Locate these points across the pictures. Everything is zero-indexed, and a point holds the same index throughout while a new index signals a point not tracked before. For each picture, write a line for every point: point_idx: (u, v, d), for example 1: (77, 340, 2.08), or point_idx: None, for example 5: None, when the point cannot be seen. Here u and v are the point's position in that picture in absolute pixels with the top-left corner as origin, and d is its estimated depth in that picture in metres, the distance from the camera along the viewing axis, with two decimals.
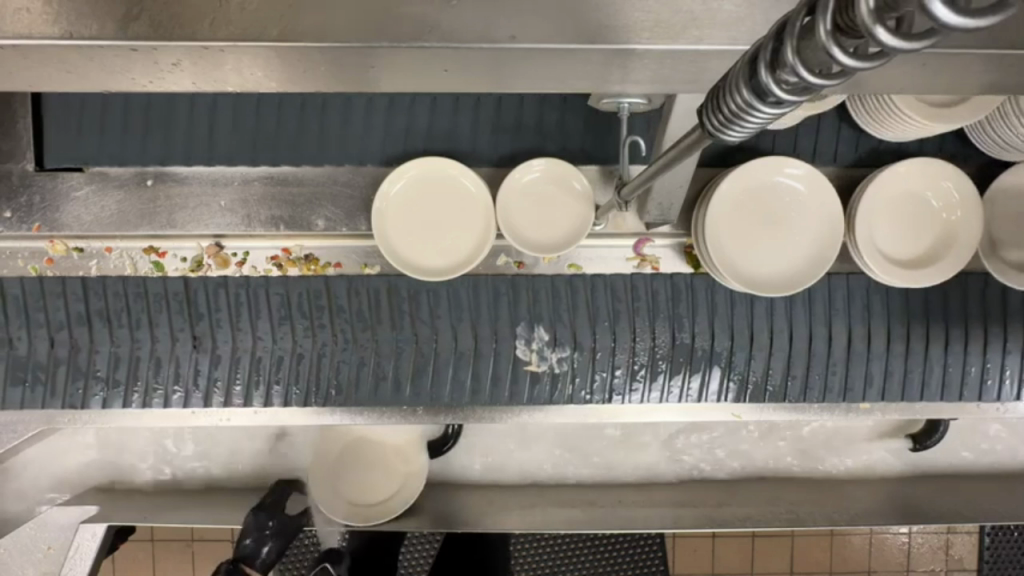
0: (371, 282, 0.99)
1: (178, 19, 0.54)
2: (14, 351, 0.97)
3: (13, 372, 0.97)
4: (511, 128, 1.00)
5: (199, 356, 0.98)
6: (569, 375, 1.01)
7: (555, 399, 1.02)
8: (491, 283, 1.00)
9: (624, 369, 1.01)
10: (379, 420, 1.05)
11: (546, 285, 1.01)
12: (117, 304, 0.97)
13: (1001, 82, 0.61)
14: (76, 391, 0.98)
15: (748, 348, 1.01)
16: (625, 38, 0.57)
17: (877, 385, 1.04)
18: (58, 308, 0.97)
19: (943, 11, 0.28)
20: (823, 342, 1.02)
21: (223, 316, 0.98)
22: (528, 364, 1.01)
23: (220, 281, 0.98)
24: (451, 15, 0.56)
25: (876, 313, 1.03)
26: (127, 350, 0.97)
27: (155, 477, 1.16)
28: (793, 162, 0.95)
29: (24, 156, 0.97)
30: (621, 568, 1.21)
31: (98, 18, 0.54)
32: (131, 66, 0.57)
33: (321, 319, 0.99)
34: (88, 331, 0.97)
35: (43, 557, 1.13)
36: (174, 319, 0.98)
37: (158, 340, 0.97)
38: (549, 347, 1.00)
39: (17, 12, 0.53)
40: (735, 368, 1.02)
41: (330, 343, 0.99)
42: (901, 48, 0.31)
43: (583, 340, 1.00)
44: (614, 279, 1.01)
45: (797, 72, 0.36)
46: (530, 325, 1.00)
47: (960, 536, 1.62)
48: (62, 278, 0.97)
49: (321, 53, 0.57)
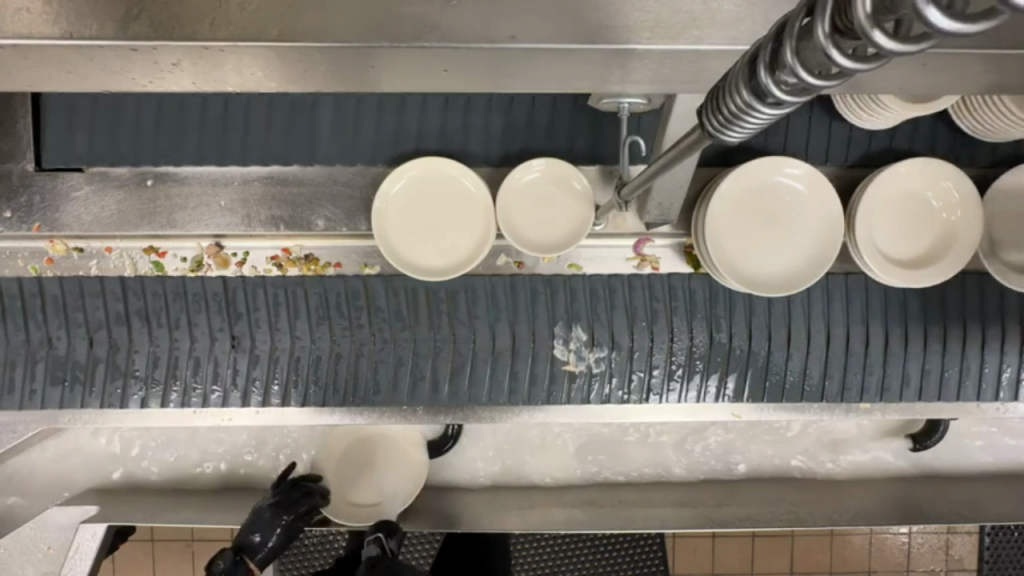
0: (411, 283, 1.00)
1: (178, 19, 0.54)
2: (54, 351, 0.98)
3: (54, 371, 0.98)
4: (512, 127, 1.00)
5: (237, 355, 0.99)
6: (605, 375, 1.02)
7: (589, 398, 1.03)
8: (528, 283, 1.01)
9: (661, 369, 1.02)
10: (379, 420, 1.05)
11: (586, 285, 1.02)
12: (156, 303, 0.98)
13: (1000, 82, 0.61)
14: (116, 391, 0.99)
15: (785, 347, 1.02)
16: (625, 38, 0.57)
17: (914, 385, 1.04)
18: (98, 308, 0.98)
19: (936, 15, 0.28)
20: (859, 342, 1.03)
21: (261, 315, 0.99)
22: (565, 364, 1.01)
23: (259, 283, 0.99)
24: (451, 15, 0.56)
25: (913, 314, 1.03)
26: (166, 352, 0.99)
27: (156, 477, 1.16)
28: (793, 162, 0.95)
29: (24, 156, 0.97)
30: (622, 568, 1.21)
31: (97, 18, 0.54)
32: (131, 66, 0.57)
33: (360, 319, 1.00)
34: (128, 331, 0.98)
35: (43, 557, 1.13)
36: (212, 318, 0.99)
37: (197, 339, 0.99)
38: (587, 347, 1.01)
39: (17, 12, 0.53)
40: (773, 368, 1.03)
41: (368, 341, 1.00)
42: (897, 51, 0.30)
43: (621, 340, 1.01)
44: (653, 279, 1.02)
45: (796, 72, 0.36)
46: (568, 325, 1.01)
47: (960, 536, 1.62)
48: (100, 278, 0.98)
49: (321, 53, 0.57)
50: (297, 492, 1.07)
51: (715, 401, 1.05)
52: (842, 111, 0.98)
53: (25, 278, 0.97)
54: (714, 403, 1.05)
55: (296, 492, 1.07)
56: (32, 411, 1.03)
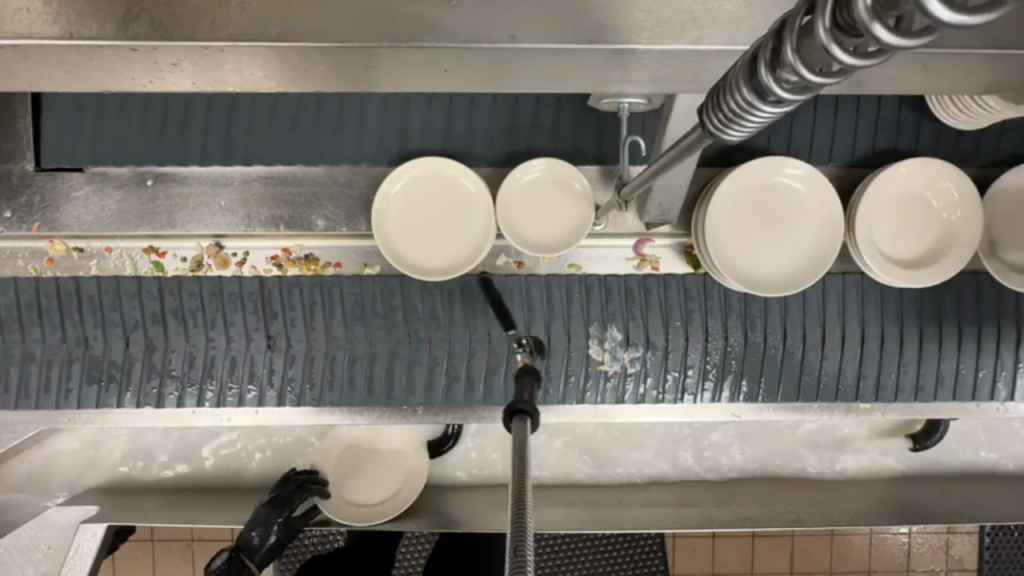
0: (445, 284, 1.01)
1: (178, 19, 0.54)
2: (92, 351, 1.00)
3: (90, 371, 1.00)
4: (511, 127, 1.00)
5: (273, 355, 1.01)
6: (640, 374, 1.03)
7: (623, 398, 1.04)
8: (565, 283, 1.02)
9: (696, 368, 1.03)
10: (380, 420, 1.06)
11: (621, 284, 1.02)
12: (192, 303, 1.00)
13: (998, 81, 0.62)
14: (152, 391, 1.01)
15: (820, 347, 1.03)
16: (625, 38, 0.57)
17: (949, 385, 1.05)
18: (134, 308, 0.99)
19: (943, 11, 0.28)
20: (894, 342, 1.04)
21: (297, 316, 1.00)
22: (600, 363, 1.03)
23: (294, 284, 1.00)
24: (451, 15, 0.56)
25: (948, 315, 1.04)
26: (203, 352, 1.00)
27: (159, 477, 1.16)
28: (793, 162, 0.95)
29: (24, 156, 0.97)
30: (622, 568, 1.20)
31: (98, 18, 0.54)
32: (131, 66, 0.57)
33: (394, 319, 1.01)
34: (164, 331, 1.00)
35: (43, 557, 1.13)
36: (249, 318, 1.00)
37: (233, 339, 1.00)
38: (621, 347, 1.02)
39: (17, 12, 0.53)
40: (807, 369, 1.04)
41: (402, 342, 1.01)
42: (898, 45, 0.30)
43: (656, 339, 1.02)
44: (689, 279, 1.03)
45: (796, 70, 0.36)
46: (602, 325, 1.02)
47: (960, 536, 1.61)
48: (137, 277, 0.99)
49: (321, 53, 0.57)
50: (291, 486, 1.07)
51: (716, 401, 1.05)
52: (940, 116, 0.98)
53: (63, 279, 0.99)
54: (716, 402, 1.05)
55: (289, 485, 1.07)
56: (32, 411, 1.04)
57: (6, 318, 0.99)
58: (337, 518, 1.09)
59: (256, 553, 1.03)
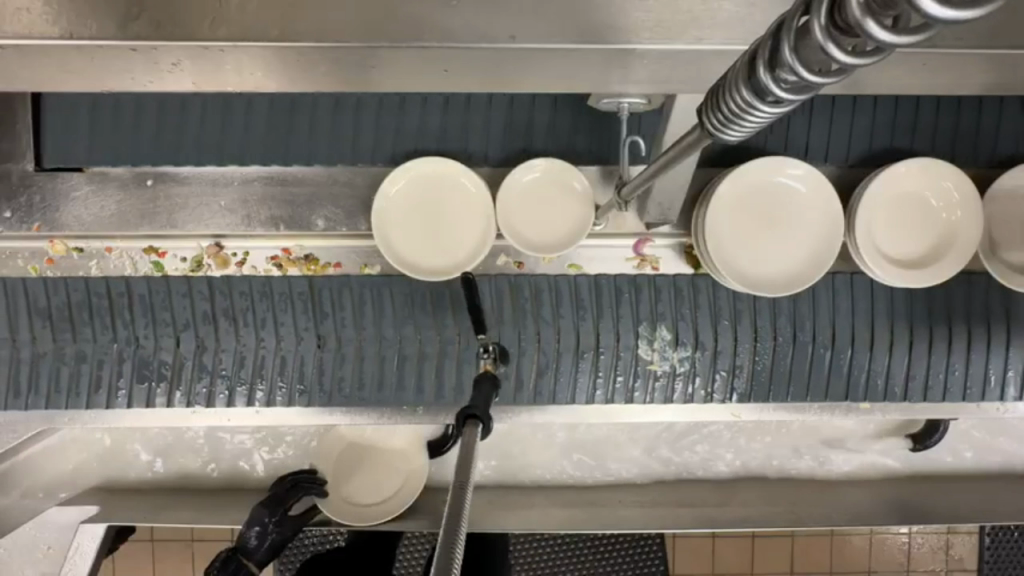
0: (495, 283, 1.01)
1: (178, 20, 0.58)
2: (142, 350, 1.00)
3: (139, 370, 1.01)
4: (511, 127, 1.00)
5: (323, 354, 1.01)
6: (688, 374, 1.04)
7: (672, 398, 1.05)
8: (613, 284, 1.02)
9: (744, 371, 1.04)
10: (380, 421, 1.06)
11: (669, 284, 1.02)
12: (243, 303, 1.00)
13: (992, 78, 0.62)
14: (202, 391, 1.02)
15: (868, 348, 1.03)
16: (625, 38, 0.60)
17: (986, 386, 1.05)
18: (185, 308, 1.00)
19: (938, 8, 0.27)
20: (940, 343, 1.04)
21: (346, 316, 1.01)
22: (649, 363, 1.03)
23: (338, 281, 1.01)
24: (449, 15, 0.59)
25: (981, 313, 1.04)
26: (253, 352, 1.01)
27: (166, 476, 1.17)
28: (793, 163, 0.95)
29: (24, 157, 0.97)
30: (621, 568, 1.20)
31: (97, 19, 0.58)
32: (133, 67, 0.61)
33: (445, 319, 1.01)
34: (215, 330, 1.00)
35: (43, 557, 1.13)
36: (298, 318, 1.01)
37: (283, 339, 1.01)
38: (671, 347, 1.03)
39: (18, 12, 0.57)
40: (856, 369, 1.04)
41: (453, 342, 1.01)
42: (895, 43, 0.30)
43: (704, 339, 1.03)
44: (688, 279, 1.02)
45: (795, 70, 0.36)
46: (652, 326, 1.02)
47: (960, 536, 1.61)
48: (187, 278, 0.99)
49: (319, 53, 0.60)
50: (285, 484, 1.09)
51: (716, 400, 1.05)
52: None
53: (114, 279, 0.99)
54: (709, 403, 1.06)
55: (285, 485, 1.09)
56: (31, 411, 1.03)
57: (33, 319, 0.99)
58: (336, 518, 1.08)
59: (256, 553, 1.02)
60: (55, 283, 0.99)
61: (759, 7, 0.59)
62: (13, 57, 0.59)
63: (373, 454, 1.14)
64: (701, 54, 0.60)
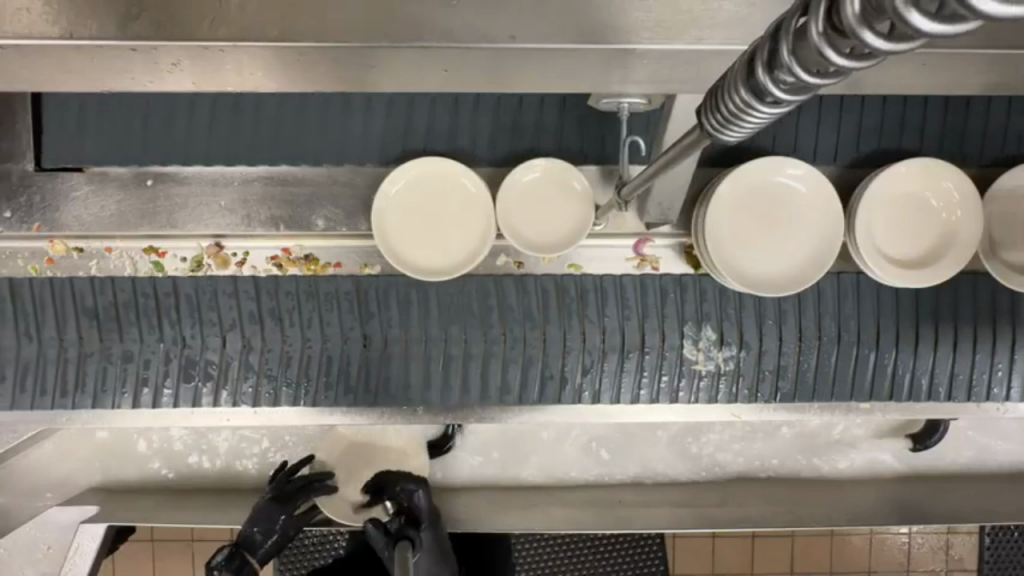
0: (540, 282, 1.01)
1: (178, 21, 0.58)
2: (189, 351, 0.99)
3: (185, 370, 1.00)
4: (511, 128, 1.00)
5: (368, 354, 1.00)
6: (733, 374, 1.03)
7: (716, 398, 1.04)
8: (658, 283, 1.02)
9: (788, 372, 1.03)
10: (380, 420, 1.04)
11: (715, 285, 1.02)
12: (288, 303, 1.00)
13: (991, 78, 0.62)
14: (248, 391, 1.01)
15: (913, 347, 1.03)
16: (626, 38, 0.60)
17: (994, 384, 1.04)
18: (231, 308, 0.99)
19: (922, 21, 0.28)
20: (954, 342, 1.03)
21: (393, 316, 1.00)
22: (694, 363, 1.02)
23: (353, 280, 1.00)
24: (449, 15, 0.59)
25: (987, 313, 1.03)
26: (299, 353, 1.00)
27: (170, 475, 1.17)
28: (793, 163, 0.95)
29: (24, 157, 0.97)
30: (621, 568, 1.20)
31: (97, 19, 0.58)
32: (132, 68, 0.61)
33: (490, 319, 1.00)
34: (261, 329, 0.99)
35: (43, 557, 1.14)
36: (344, 318, 1.00)
37: (329, 339, 1.00)
38: (715, 346, 1.02)
39: (18, 12, 0.57)
40: (900, 369, 1.04)
41: (498, 342, 1.00)
42: (888, 50, 0.31)
43: (750, 339, 1.02)
44: (703, 280, 1.02)
45: (793, 71, 0.36)
46: (697, 325, 1.02)
47: (960, 536, 1.61)
48: (233, 277, 0.99)
49: (319, 53, 0.60)
50: (296, 482, 1.08)
51: (713, 401, 1.05)
52: None
53: (151, 278, 0.99)
54: (704, 403, 1.05)
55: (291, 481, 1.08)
56: (30, 411, 1.02)
57: (33, 319, 0.98)
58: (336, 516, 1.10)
59: (258, 551, 1.04)
60: (100, 281, 0.98)
61: (760, 7, 0.60)
62: (12, 57, 0.59)
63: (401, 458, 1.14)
64: (701, 54, 0.61)
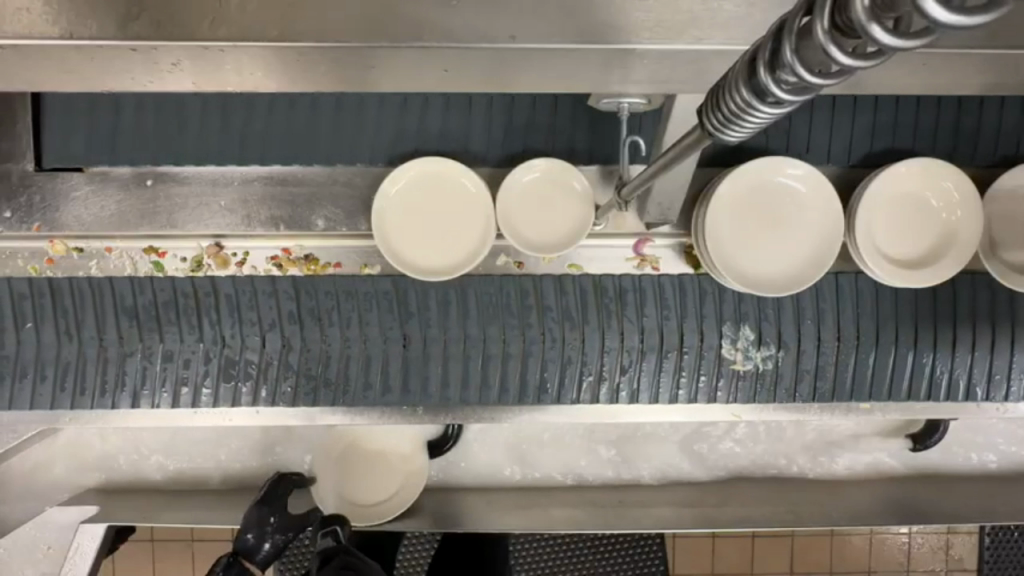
0: (579, 281, 1.01)
1: (178, 20, 0.58)
2: (229, 351, 0.99)
3: (225, 370, 0.99)
4: (511, 128, 1.00)
5: (408, 355, 0.99)
6: (774, 374, 1.03)
7: (756, 398, 1.03)
8: (696, 283, 1.01)
9: (828, 372, 1.03)
10: (379, 419, 1.03)
11: None
12: (328, 303, 0.99)
13: (992, 77, 0.62)
14: (287, 390, 1.00)
15: (950, 348, 1.03)
16: (625, 38, 0.60)
17: (1005, 384, 1.04)
18: (270, 308, 0.99)
19: (939, 11, 0.27)
20: (964, 343, 1.03)
21: (433, 316, 0.99)
22: (733, 363, 1.02)
23: (394, 282, 0.99)
24: (449, 15, 0.60)
25: (998, 314, 1.03)
26: (338, 353, 0.99)
27: (172, 475, 1.17)
28: (793, 163, 0.95)
29: (24, 156, 0.97)
30: (620, 568, 1.20)
31: (97, 19, 0.58)
32: (132, 68, 0.61)
33: (529, 319, 1.00)
34: (300, 330, 0.99)
35: (43, 557, 1.14)
36: (384, 318, 0.99)
37: (369, 339, 0.99)
38: (755, 346, 1.02)
39: (18, 12, 0.57)
40: (938, 370, 1.04)
41: (537, 341, 1.00)
42: (898, 47, 0.30)
43: (788, 339, 1.02)
44: None
45: (796, 71, 0.36)
46: (736, 325, 1.01)
47: (960, 536, 1.61)
48: (270, 277, 0.99)
49: (320, 53, 0.60)
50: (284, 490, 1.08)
51: (718, 401, 1.04)
52: None
53: (197, 277, 0.98)
54: (710, 403, 1.04)
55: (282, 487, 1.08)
56: (30, 411, 1.02)
57: (42, 316, 0.97)
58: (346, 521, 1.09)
59: (256, 556, 1.03)
60: (141, 282, 0.98)
61: (759, 7, 0.60)
62: (13, 57, 0.59)
63: (404, 454, 1.14)
64: (701, 54, 0.61)
